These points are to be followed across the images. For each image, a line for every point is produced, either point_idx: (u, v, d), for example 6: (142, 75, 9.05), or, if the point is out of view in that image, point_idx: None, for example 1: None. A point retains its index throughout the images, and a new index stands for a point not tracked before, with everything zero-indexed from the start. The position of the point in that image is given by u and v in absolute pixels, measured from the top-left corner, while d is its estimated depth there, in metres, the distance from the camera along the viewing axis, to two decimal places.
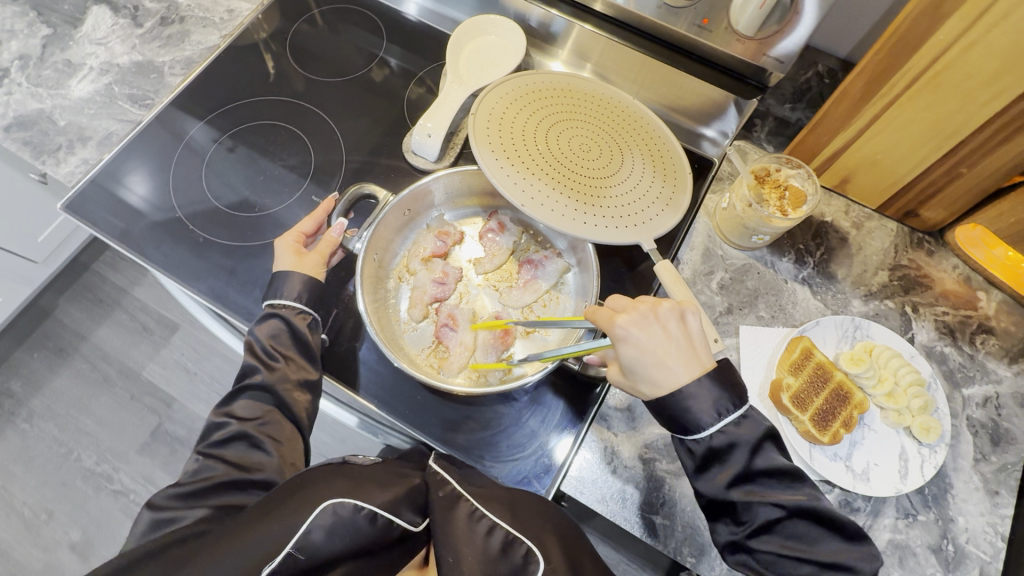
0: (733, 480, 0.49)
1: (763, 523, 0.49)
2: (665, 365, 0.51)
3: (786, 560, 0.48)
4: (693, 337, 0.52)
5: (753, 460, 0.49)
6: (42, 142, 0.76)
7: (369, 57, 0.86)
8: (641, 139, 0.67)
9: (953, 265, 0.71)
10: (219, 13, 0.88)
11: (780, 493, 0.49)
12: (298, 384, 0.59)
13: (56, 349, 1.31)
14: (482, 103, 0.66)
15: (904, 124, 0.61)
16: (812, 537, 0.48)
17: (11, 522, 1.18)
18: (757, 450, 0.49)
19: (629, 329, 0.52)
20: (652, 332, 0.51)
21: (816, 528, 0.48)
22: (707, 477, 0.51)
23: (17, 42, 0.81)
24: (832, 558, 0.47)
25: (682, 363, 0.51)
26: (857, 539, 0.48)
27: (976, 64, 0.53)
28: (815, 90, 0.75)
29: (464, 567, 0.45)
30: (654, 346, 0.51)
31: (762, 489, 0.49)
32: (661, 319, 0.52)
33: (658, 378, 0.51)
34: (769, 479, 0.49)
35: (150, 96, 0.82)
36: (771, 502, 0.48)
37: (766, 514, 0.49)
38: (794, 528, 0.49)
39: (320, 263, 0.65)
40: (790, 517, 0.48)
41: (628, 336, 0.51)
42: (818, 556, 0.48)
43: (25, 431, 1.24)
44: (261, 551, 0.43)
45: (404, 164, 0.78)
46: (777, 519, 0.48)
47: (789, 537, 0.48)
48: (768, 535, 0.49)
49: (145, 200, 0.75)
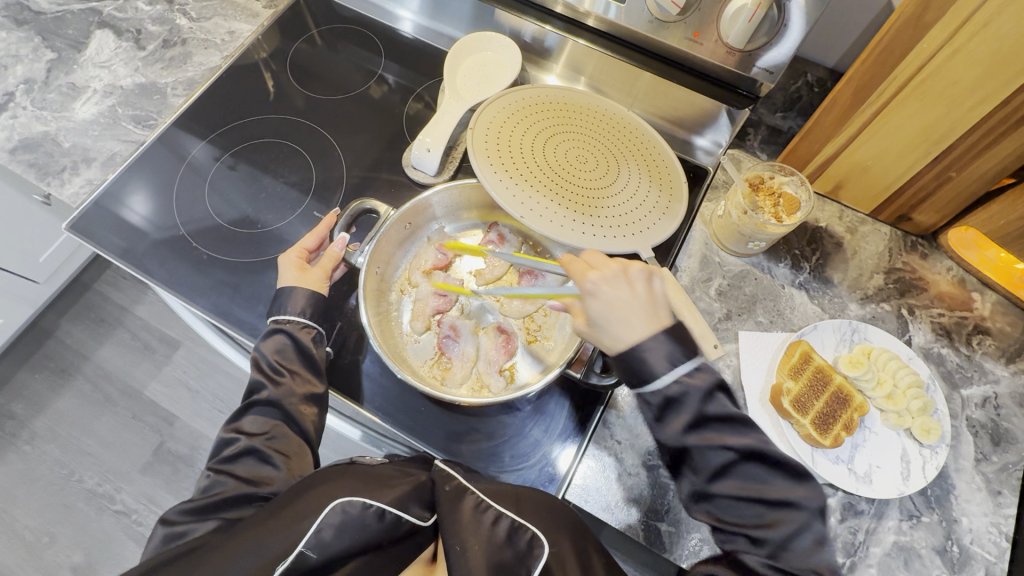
0: (687, 424, 0.48)
1: (716, 468, 0.47)
2: (630, 322, 0.50)
3: (741, 503, 0.47)
4: (660, 300, 0.51)
5: (705, 405, 0.48)
6: (47, 164, 0.77)
7: (368, 75, 0.88)
8: (637, 150, 0.69)
9: (947, 267, 0.72)
10: (220, 34, 0.90)
11: (731, 438, 0.48)
12: (304, 398, 0.59)
13: (57, 370, 1.31)
14: (479, 117, 0.67)
15: (893, 130, 0.62)
16: (765, 480, 0.47)
17: (13, 546, 1.17)
18: (708, 396, 0.48)
19: (599, 285, 0.51)
20: (621, 289, 0.51)
21: (766, 469, 0.48)
22: (661, 424, 0.49)
23: (22, 67, 0.83)
24: (783, 497, 0.46)
25: (648, 322, 0.50)
26: (804, 477, 0.47)
27: (960, 71, 0.55)
28: (805, 99, 0.76)
29: (471, 557, 0.45)
30: (621, 303, 0.50)
31: (716, 433, 0.48)
32: (631, 278, 0.51)
33: (622, 334, 0.50)
34: (721, 423, 0.48)
35: (153, 116, 0.83)
36: (721, 444, 0.47)
37: (717, 458, 0.47)
38: (746, 470, 0.48)
39: (323, 277, 0.66)
40: (741, 459, 0.47)
41: (597, 291, 0.51)
42: (769, 496, 0.46)
43: (27, 453, 1.24)
44: (273, 549, 0.43)
45: (404, 179, 0.80)
46: (729, 462, 0.47)
47: (743, 479, 0.48)
48: (723, 479, 0.48)
49: (148, 219, 0.76)
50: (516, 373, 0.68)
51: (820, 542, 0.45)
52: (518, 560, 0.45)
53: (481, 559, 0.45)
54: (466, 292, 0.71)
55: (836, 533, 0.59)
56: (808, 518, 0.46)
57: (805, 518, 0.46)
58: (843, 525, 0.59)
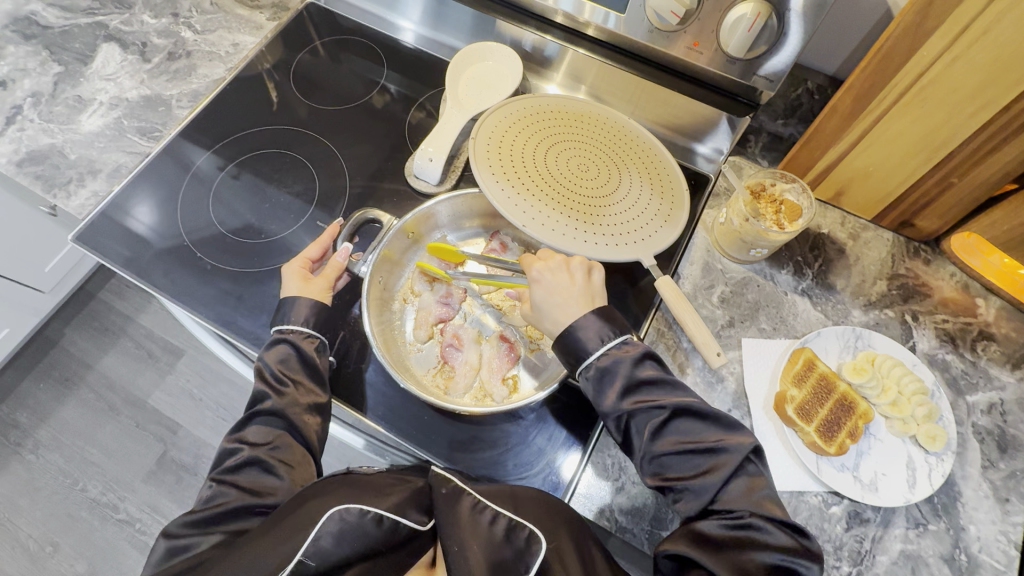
0: (622, 391, 0.56)
1: (654, 427, 0.54)
2: (565, 305, 0.60)
3: (681, 456, 0.53)
4: (594, 289, 0.61)
5: (635, 371, 0.57)
6: (53, 176, 0.78)
7: (370, 85, 0.89)
8: (638, 158, 0.69)
9: (950, 273, 0.72)
10: (224, 47, 0.91)
11: (662, 397, 0.56)
12: (308, 408, 0.59)
13: (62, 379, 1.32)
14: (481, 127, 0.68)
15: (893, 137, 0.63)
16: (697, 432, 0.54)
17: (16, 556, 1.17)
18: (637, 364, 0.57)
19: (543, 273, 0.61)
20: (561, 277, 0.61)
21: (697, 423, 0.55)
22: (603, 397, 0.57)
23: (30, 80, 0.84)
24: (715, 443, 0.53)
25: (579, 305, 0.60)
26: (730, 426, 0.54)
27: (959, 79, 0.55)
28: (806, 106, 0.77)
29: (470, 558, 0.45)
30: (559, 289, 0.60)
31: (647, 396, 0.56)
32: (571, 268, 0.62)
33: (558, 315, 0.60)
34: (652, 386, 0.56)
35: (158, 128, 0.84)
36: (655, 404, 0.55)
37: (654, 419, 0.54)
38: (679, 426, 0.55)
39: (326, 287, 0.67)
40: (673, 416, 0.55)
41: (540, 278, 0.61)
42: (704, 444, 0.53)
43: (31, 462, 1.24)
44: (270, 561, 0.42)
45: (407, 188, 0.80)
46: (664, 419, 0.54)
47: (679, 434, 0.54)
48: (663, 437, 0.54)
49: (153, 230, 0.77)
50: (518, 382, 0.68)
51: (753, 477, 0.52)
52: (518, 557, 0.46)
53: (480, 557, 0.45)
54: (448, 277, 0.73)
55: (842, 541, 0.59)
56: (739, 457, 0.52)
57: (735, 458, 0.52)
58: (849, 533, 0.59)
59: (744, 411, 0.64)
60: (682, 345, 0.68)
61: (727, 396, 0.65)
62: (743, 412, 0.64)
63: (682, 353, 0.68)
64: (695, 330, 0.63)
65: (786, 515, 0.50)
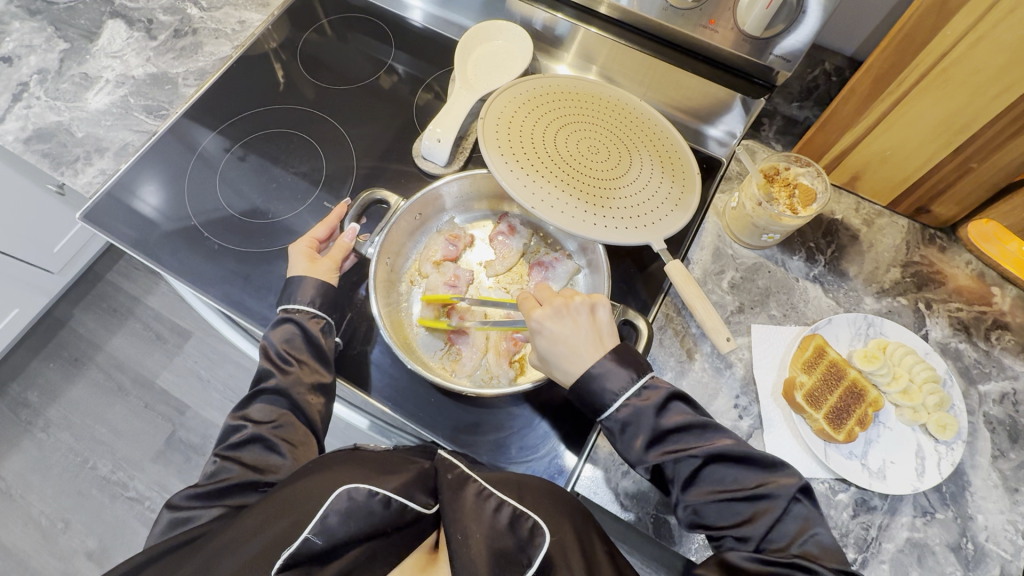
0: (647, 444, 0.53)
1: (687, 476, 0.52)
2: (574, 355, 0.56)
3: (720, 505, 0.52)
4: (602, 328, 0.57)
5: (660, 421, 0.54)
6: (60, 154, 0.78)
7: (378, 65, 0.87)
8: (649, 140, 0.68)
9: (966, 261, 0.71)
10: (231, 24, 0.89)
11: (694, 445, 0.53)
12: (311, 388, 0.60)
13: (72, 359, 1.33)
14: (490, 107, 0.66)
15: (914, 119, 0.61)
16: (734, 478, 0.52)
17: (29, 531, 1.19)
18: (661, 411, 0.54)
19: (543, 322, 0.57)
20: (564, 324, 0.57)
21: (733, 469, 0.52)
22: (629, 449, 0.54)
23: (36, 57, 0.83)
24: (755, 491, 0.51)
25: (590, 353, 0.56)
26: (769, 466, 0.52)
27: (984, 59, 0.53)
28: (822, 88, 0.74)
29: (473, 543, 0.45)
30: (564, 336, 0.56)
31: (676, 444, 0.53)
32: (573, 312, 0.57)
33: (568, 366, 0.56)
34: (680, 433, 0.53)
35: (165, 107, 0.84)
36: (686, 453, 0.52)
37: (685, 468, 0.52)
38: (713, 473, 0.52)
39: (333, 268, 0.66)
40: (706, 463, 0.52)
41: (541, 328, 0.57)
42: (742, 493, 0.51)
43: (43, 440, 1.26)
44: (266, 544, 0.41)
45: (414, 169, 0.79)
46: (697, 469, 0.52)
47: (714, 481, 0.52)
48: (697, 486, 0.52)
49: (160, 210, 0.77)
50: (524, 365, 0.68)
51: (803, 519, 0.50)
52: (520, 547, 0.45)
53: (482, 547, 0.44)
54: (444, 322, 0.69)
55: (848, 528, 0.58)
56: (784, 503, 0.50)
57: (778, 505, 0.50)
58: (856, 520, 0.59)
59: (752, 398, 0.64)
60: (690, 330, 0.68)
61: (735, 382, 0.65)
62: (750, 398, 0.64)
63: (690, 338, 0.67)
64: (704, 316, 0.61)
65: (839, 564, 0.48)
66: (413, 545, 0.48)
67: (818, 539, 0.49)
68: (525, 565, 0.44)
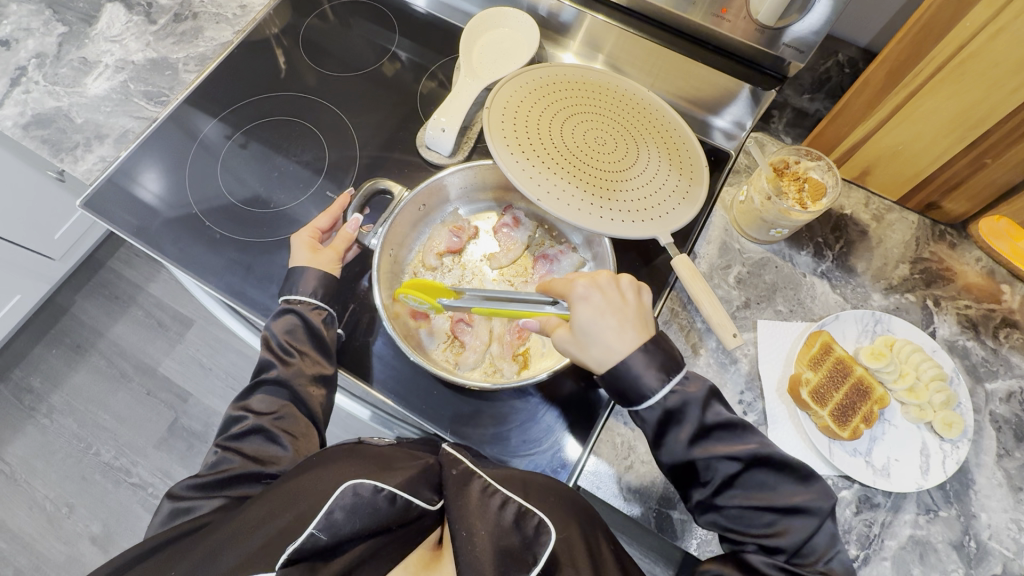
0: (690, 439, 0.52)
1: (724, 479, 0.52)
2: (620, 328, 0.54)
3: (750, 511, 0.52)
4: (645, 313, 0.56)
5: (704, 417, 0.53)
6: (60, 141, 0.77)
7: (381, 52, 0.86)
8: (657, 132, 0.67)
9: (976, 257, 0.70)
10: (231, 9, 0.88)
11: (735, 447, 0.52)
12: (313, 379, 0.59)
13: (74, 346, 1.33)
14: (496, 96, 0.65)
15: (928, 114, 0.60)
16: (769, 486, 0.52)
17: (33, 516, 1.20)
18: (705, 407, 0.53)
19: (591, 291, 0.55)
20: (613, 296, 0.55)
21: (771, 475, 0.52)
22: (667, 441, 0.53)
23: (33, 40, 0.82)
24: (790, 502, 0.51)
25: (636, 329, 0.54)
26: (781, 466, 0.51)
27: (1004, 51, 0.52)
28: (835, 80, 0.74)
29: (477, 541, 0.44)
30: (612, 309, 0.54)
31: (718, 445, 0.52)
32: (621, 287, 0.56)
33: (613, 342, 0.53)
34: (722, 434, 0.53)
35: (165, 93, 0.82)
36: (727, 456, 0.52)
37: (724, 469, 0.52)
38: (750, 478, 0.52)
39: (336, 259, 0.66)
40: (745, 468, 0.52)
41: (588, 295, 0.55)
42: (777, 502, 0.51)
43: (46, 426, 1.26)
44: (268, 541, 0.41)
45: (418, 159, 0.78)
46: (734, 473, 0.52)
47: (749, 486, 0.52)
48: (731, 489, 0.52)
49: (160, 198, 0.76)
50: (529, 359, 0.68)
51: (831, 538, 0.50)
52: (525, 545, 0.45)
53: (487, 544, 0.44)
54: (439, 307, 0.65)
55: (851, 525, 0.58)
56: (817, 520, 0.50)
57: (812, 522, 0.50)
58: (859, 517, 0.58)
59: (756, 394, 0.64)
60: (696, 325, 0.67)
61: (739, 378, 0.65)
62: (755, 394, 0.64)
63: (696, 333, 0.67)
64: (711, 310, 0.60)
65: None
66: (416, 541, 0.49)
67: (841, 558, 0.50)
68: (530, 562, 0.44)
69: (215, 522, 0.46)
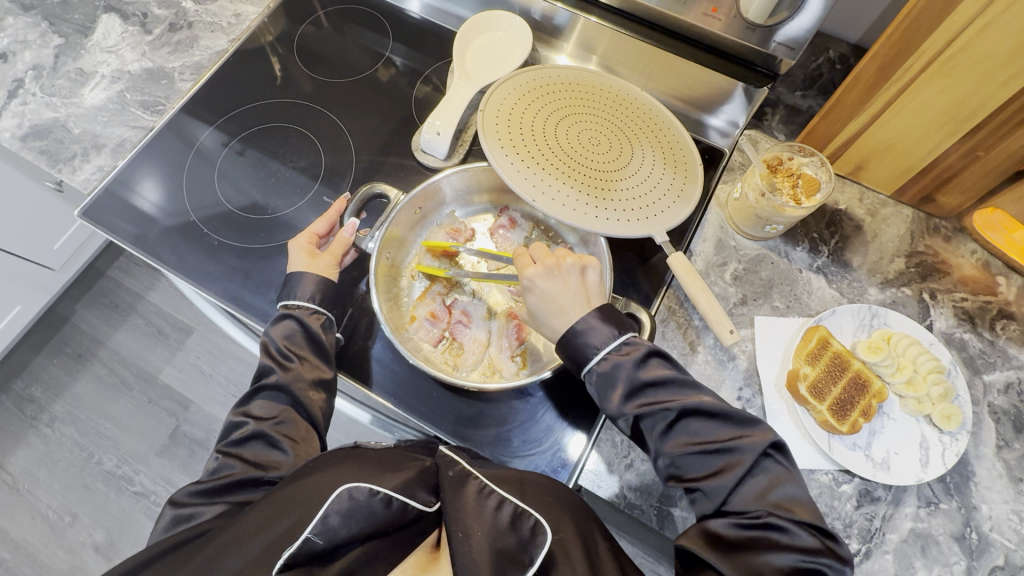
0: (625, 396, 0.54)
1: (662, 429, 0.52)
2: (562, 312, 0.57)
3: (693, 457, 0.51)
4: (591, 290, 0.58)
5: (638, 373, 0.54)
6: (57, 151, 0.77)
7: (375, 57, 0.86)
8: (652, 131, 0.67)
9: (971, 250, 0.70)
10: (226, 17, 0.88)
11: (669, 398, 0.53)
12: (312, 383, 0.60)
13: (74, 355, 1.33)
14: (490, 98, 0.66)
15: (919, 108, 0.60)
16: (709, 431, 0.51)
17: (37, 525, 1.20)
18: (641, 364, 0.54)
19: (535, 280, 0.57)
20: (555, 283, 0.57)
21: (710, 422, 0.52)
22: (606, 401, 0.54)
23: (30, 52, 0.82)
24: (727, 443, 0.50)
25: (576, 312, 0.56)
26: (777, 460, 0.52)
27: (992, 44, 0.52)
28: (826, 77, 0.75)
29: (474, 542, 0.44)
30: (554, 296, 0.57)
31: (653, 398, 0.53)
32: (564, 272, 0.58)
33: (555, 323, 0.57)
34: (658, 387, 0.53)
35: (161, 102, 0.83)
36: (661, 406, 0.52)
37: (659, 421, 0.52)
38: (690, 426, 0.52)
39: (333, 263, 0.66)
40: (680, 417, 0.52)
41: (533, 286, 0.57)
42: (717, 446, 0.50)
43: (48, 436, 1.26)
44: (263, 548, 0.41)
45: (414, 162, 0.79)
46: (670, 422, 0.52)
47: (689, 434, 0.52)
48: (672, 439, 0.52)
49: (158, 207, 0.76)
50: (527, 358, 0.68)
51: (773, 475, 0.49)
52: (521, 546, 0.45)
53: (483, 544, 0.44)
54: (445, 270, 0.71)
55: (852, 519, 0.58)
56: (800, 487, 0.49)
57: (748, 459, 0.49)
58: (859, 511, 0.59)
59: (754, 389, 0.64)
60: (693, 323, 0.68)
61: (738, 374, 0.65)
62: (754, 390, 0.64)
63: (693, 330, 0.67)
64: (707, 308, 0.60)
65: (808, 515, 0.47)
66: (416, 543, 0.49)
67: (787, 493, 0.48)
68: (526, 563, 0.44)
69: (214, 529, 0.46)
